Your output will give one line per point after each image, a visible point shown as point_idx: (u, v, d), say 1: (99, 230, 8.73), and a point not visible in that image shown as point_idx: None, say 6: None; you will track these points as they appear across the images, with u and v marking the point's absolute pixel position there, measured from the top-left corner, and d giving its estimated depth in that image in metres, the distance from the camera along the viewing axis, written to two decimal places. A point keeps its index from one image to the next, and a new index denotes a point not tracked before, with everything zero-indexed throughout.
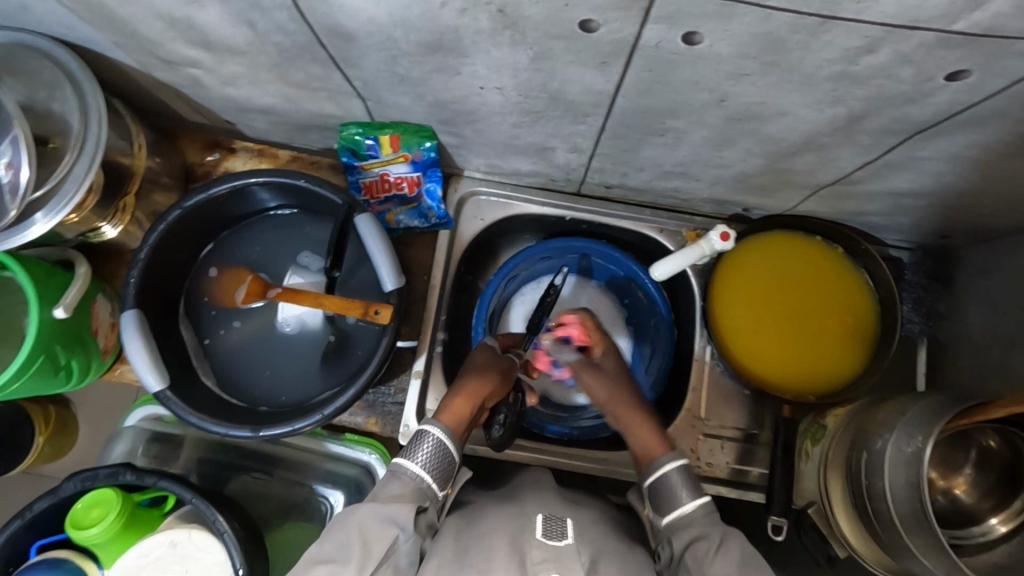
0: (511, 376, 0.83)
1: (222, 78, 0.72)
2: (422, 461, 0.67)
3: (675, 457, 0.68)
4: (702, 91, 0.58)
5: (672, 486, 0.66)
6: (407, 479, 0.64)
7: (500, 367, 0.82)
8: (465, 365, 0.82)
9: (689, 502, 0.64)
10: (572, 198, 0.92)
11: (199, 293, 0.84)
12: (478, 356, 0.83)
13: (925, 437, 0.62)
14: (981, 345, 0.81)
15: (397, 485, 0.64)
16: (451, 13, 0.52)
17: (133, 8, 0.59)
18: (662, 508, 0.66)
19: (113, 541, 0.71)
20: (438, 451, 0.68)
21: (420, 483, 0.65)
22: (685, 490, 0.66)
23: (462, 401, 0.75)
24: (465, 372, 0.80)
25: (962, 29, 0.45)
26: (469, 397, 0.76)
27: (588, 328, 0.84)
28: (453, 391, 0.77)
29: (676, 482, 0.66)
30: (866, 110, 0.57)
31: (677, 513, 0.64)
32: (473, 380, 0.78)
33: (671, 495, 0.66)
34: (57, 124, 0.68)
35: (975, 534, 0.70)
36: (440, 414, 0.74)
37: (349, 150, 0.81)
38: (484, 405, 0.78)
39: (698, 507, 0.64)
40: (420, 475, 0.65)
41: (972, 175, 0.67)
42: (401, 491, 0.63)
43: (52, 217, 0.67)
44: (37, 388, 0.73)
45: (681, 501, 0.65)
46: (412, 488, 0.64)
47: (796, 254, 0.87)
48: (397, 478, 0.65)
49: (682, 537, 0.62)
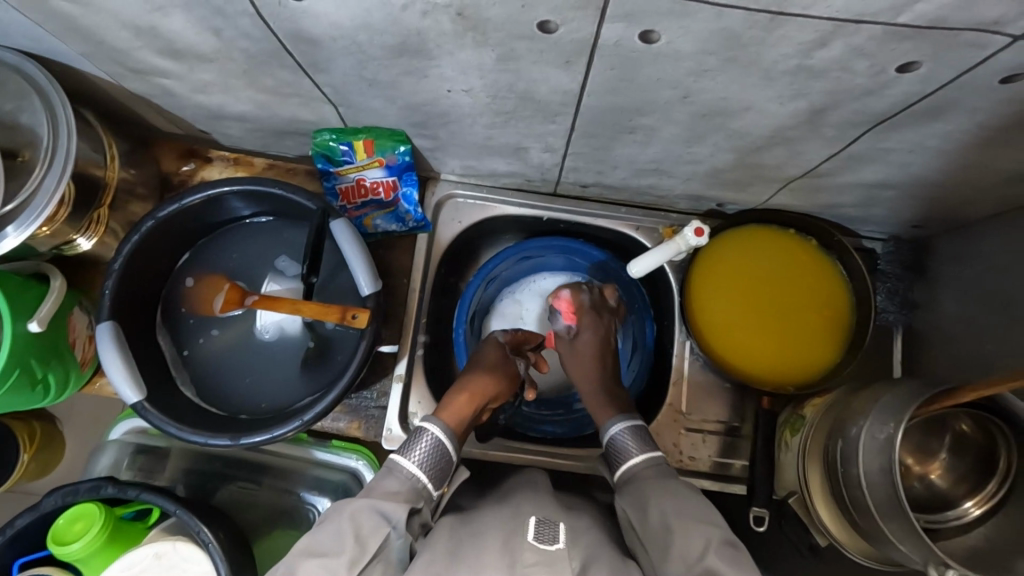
0: (517, 380, 0.86)
1: (193, 87, 0.72)
2: (418, 460, 0.67)
3: (630, 421, 0.75)
4: (666, 88, 0.59)
5: (623, 442, 0.72)
6: (404, 477, 0.65)
7: (505, 368, 0.84)
8: (475, 363, 0.84)
9: (638, 457, 0.70)
10: (550, 198, 0.92)
11: (177, 304, 0.84)
12: (485, 355, 0.85)
13: (896, 423, 0.64)
14: (953, 332, 0.83)
15: (392, 482, 0.64)
16: (413, 16, 0.52)
17: (98, 18, 0.59)
18: (616, 461, 0.72)
19: (97, 555, 0.71)
20: (434, 450, 0.68)
21: (416, 483, 0.65)
22: (634, 445, 0.71)
23: (464, 400, 0.76)
24: (473, 370, 0.82)
25: (908, 21, 0.46)
26: (472, 397, 0.77)
27: (580, 305, 0.88)
28: (456, 389, 0.78)
29: (624, 440, 0.72)
30: (827, 103, 0.58)
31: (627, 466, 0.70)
32: (479, 379, 0.80)
33: (623, 449, 0.72)
34: (26, 136, 0.68)
35: (950, 517, 0.71)
36: (442, 411, 0.75)
37: (324, 156, 0.81)
38: (485, 406, 0.80)
39: (645, 460, 0.69)
40: (416, 474, 0.66)
41: (935, 164, 0.68)
42: (397, 489, 0.63)
43: (24, 230, 0.67)
44: (15, 402, 0.73)
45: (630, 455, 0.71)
46: (408, 487, 0.64)
47: (772, 248, 0.88)
48: (393, 475, 0.65)
49: (631, 488, 0.67)
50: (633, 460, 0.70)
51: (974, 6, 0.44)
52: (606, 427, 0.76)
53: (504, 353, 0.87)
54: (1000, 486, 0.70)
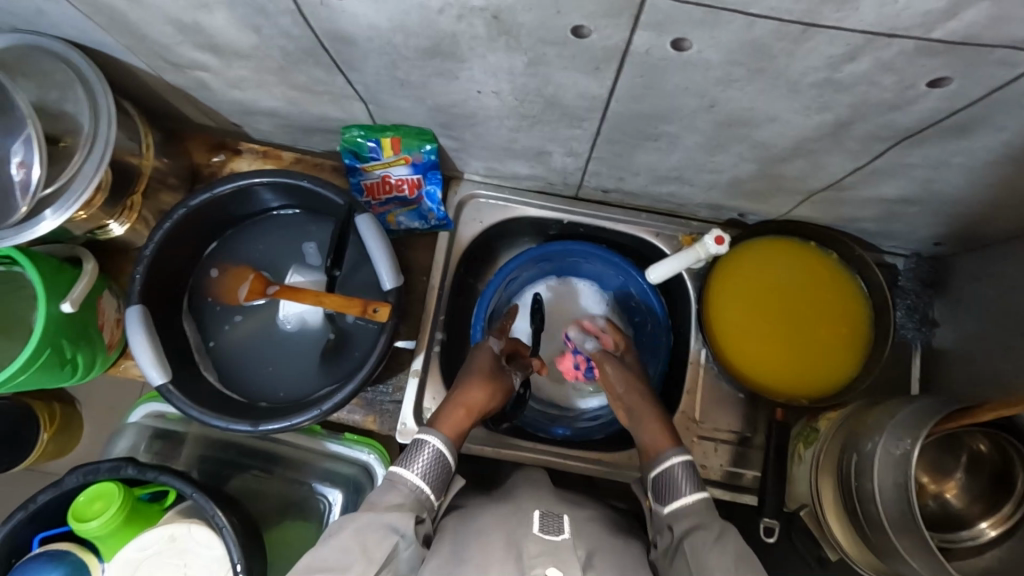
0: (509, 390, 0.85)
1: (228, 81, 0.73)
2: (419, 471, 0.68)
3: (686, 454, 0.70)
4: (693, 97, 0.60)
5: (677, 477, 0.68)
6: (406, 490, 0.65)
7: (501, 378, 0.83)
8: (471, 369, 0.82)
9: (692, 495, 0.66)
10: (571, 202, 0.93)
11: (202, 294, 0.86)
12: (481, 363, 0.83)
13: (913, 439, 0.63)
14: (973, 351, 0.82)
15: (394, 495, 0.65)
16: (447, 19, 0.54)
17: (143, 12, 0.61)
18: (665, 496, 0.67)
19: (114, 535, 0.73)
20: (435, 460, 0.69)
21: (419, 494, 0.66)
22: (687, 479, 0.67)
23: (460, 412, 0.77)
24: (469, 380, 0.81)
25: (939, 37, 0.46)
26: (468, 411, 0.77)
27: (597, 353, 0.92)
28: (452, 402, 0.78)
29: (681, 473, 0.68)
30: (853, 116, 0.59)
31: (680, 502, 0.66)
32: (476, 392, 0.79)
33: (675, 484, 0.67)
34: (68, 123, 0.70)
35: (965, 538, 0.70)
36: (438, 422, 0.75)
37: (351, 152, 0.82)
38: (480, 417, 0.80)
39: (700, 499, 0.65)
40: (419, 486, 0.67)
41: (959, 181, 0.68)
42: (401, 501, 0.64)
43: (62, 213, 0.69)
44: (44, 380, 0.75)
45: (683, 491, 0.67)
46: (412, 498, 0.65)
47: (795, 259, 0.88)
48: (394, 488, 0.66)
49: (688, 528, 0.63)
50: (686, 497, 0.66)
51: (1005, 25, 0.44)
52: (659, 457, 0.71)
53: (499, 361, 0.85)
54: (1016, 508, 0.69)
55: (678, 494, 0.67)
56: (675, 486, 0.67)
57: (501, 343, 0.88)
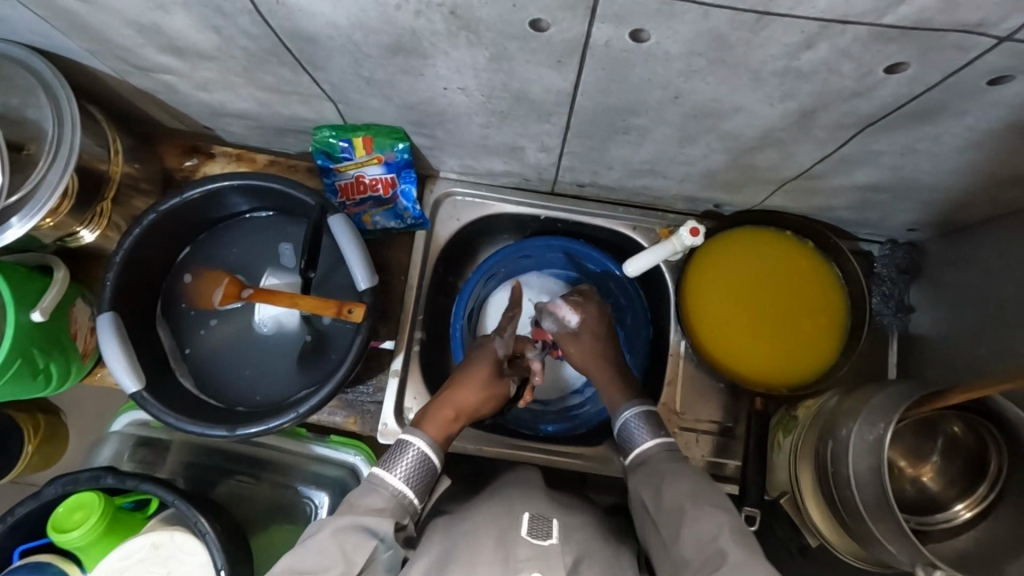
0: (505, 393, 0.85)
1: (195, 84, 0.73)
2: (401, 475, 0.67)
3: (642, 404, 0.77)
4: (658, 89, 0.60)
5: (634, 427, 0.75)
6: (388, 494, 0.65)
7: (498, 382, 0.84)
8: (466, 371, 0.82)
9: (651, 441, 0.73)
10: (547, 197, 0.93)
11: (177, 300, 0.85)
12: (483, 364, 0.84)
13: (886, 423, 0.64)
14: (950, 336, 0.83)
15: (376, 498, 0.65)
16: (407, 15, 0.53)
17: (102, 15, 0.60)
18: (628, 448, 0.75)
19: (95, 545, 0.72)
20: (418, 463, 0.69)
21: (401, 498, 0.66)
22: (645, 429, 0.74)
23: (448, 413, 0.77)
24: (461, 381, 0.81)
25: (893, 23, 0.46)
26: (455, 412, 0.77)
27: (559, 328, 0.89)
28: (441, 402, 0.78)
29: (636, 425, 0.75)
30: (816, 104, 0.59)
31: (641, 450, 0.73)
32: (466, 393, 0.79)
33: (634, 434, 0.75)
34: (32, 129, 0.70)
35: (940, 520, 0.71)
36: (424, 422, 0.75)
37: (324, 153, 0.82)
38: (470, 418, 0.80)
39: (657, 445, 0.72)
40: (401, 489, 0.67)
41: (927, 167, 0.69)
42: (382, 505, 0.64)
43: (28, 221, 0.68)
44: (16, 392, 0.74)
45: (642, 439, 0.74)
46: (394, 503, 0.65)
47: (771, 249, 0.88)
48: (375, 491, 0.66)
49: (644, 472, 0.70)
50: (646, 445, 0.73)
51: (955, 9, 0.44)
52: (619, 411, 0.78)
53: (501, 365, 0.85)
54: (991, 489, 0.69)
55: (639, 443, 0.74)
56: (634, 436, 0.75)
57: (505, 346, 0.87)
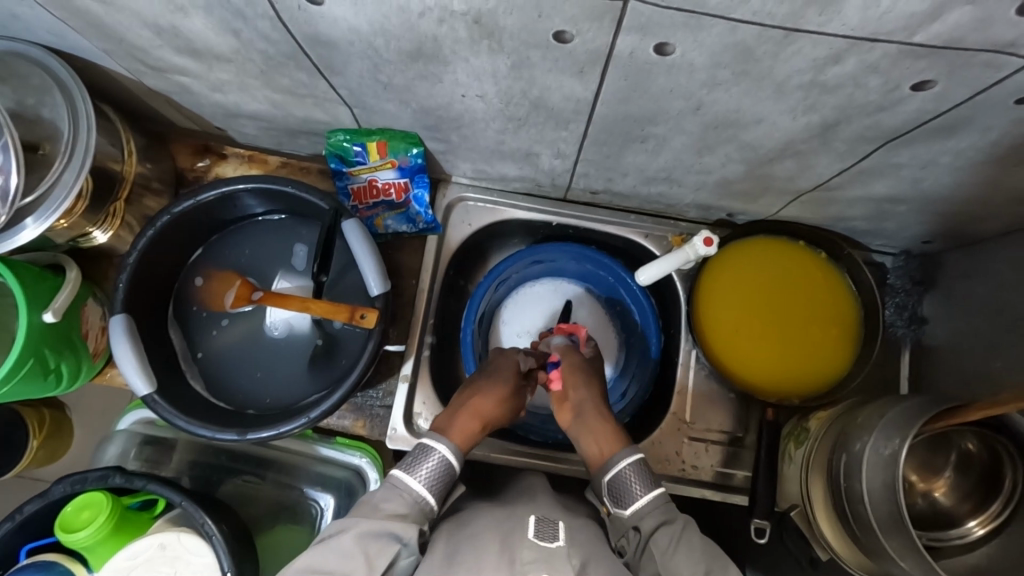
0: (521, 405, 0.83)
1: (211, 85, 0.73)
2: (423, 479, 0.66)
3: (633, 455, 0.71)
4: (679, 99, 0.59)
5: (629, 481, 0.69)
6: (411, 500, 0.64)
7: (518, 391, 0.83)
8: (489, 379, 0.81)
9: (644, 497, 0.68)
10: (558, 203, 0.93)
11: (188, 302, 0.85)
12: (505, 374, 0.82)
13: (902, 438, 0.63)
14: (962, 349, 0.82)
15: (398, 504, 0.64)
16: (429, 23, 0.53)
17: (121, 16, 0.60)
18: (621, 501, 0.69)
19: (104, 543, 0.72)
20: (440, 468, 0.68)
21: (422, 505, 0.65)
22: (641, 483, 0.69)
23: (474, 424, 0.75)
24: (485, 389, 0.79)
25: (924, 40, 0.46)
26: (479, 420, 0.76)
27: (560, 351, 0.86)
28: (465, 410, 0.76)
29: (631, 478, 0.69)
30: (839, 118, 0.58)
31: (636, 505, 0.67)
32: (489, 401, 0.78)
33: (627, 489, 0.69)
34: (47, 130, 0.70)
35: (953, 535, 0.71)
36: (448, 428, 0.74)
37: (337, 156, 0.82)
38: (489, 426, 0.78)
39: (652, 501, 0.67)
40: (423, 495, 0.65)
41: (947, 180, 0.68)
42: (405, 512, 0.63)
43: (42, 222, 0.68)
44: (28, 392, 0.74)
45: (635, 495, 0.68)
46: (415, 509, 0.64)
47: (784, 259, 0.88)
48: (398, 497, 0.65)
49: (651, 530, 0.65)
50: (638, 502, 0.67)
51: (989, 28, 0.44)
52: (609, 464, 0.71)
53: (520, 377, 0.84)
54: (1006, 506, 0.69)
55: (632, 498, 0.68)
56: (627, 489, 0.69)
57: (527, 362, 0.85)
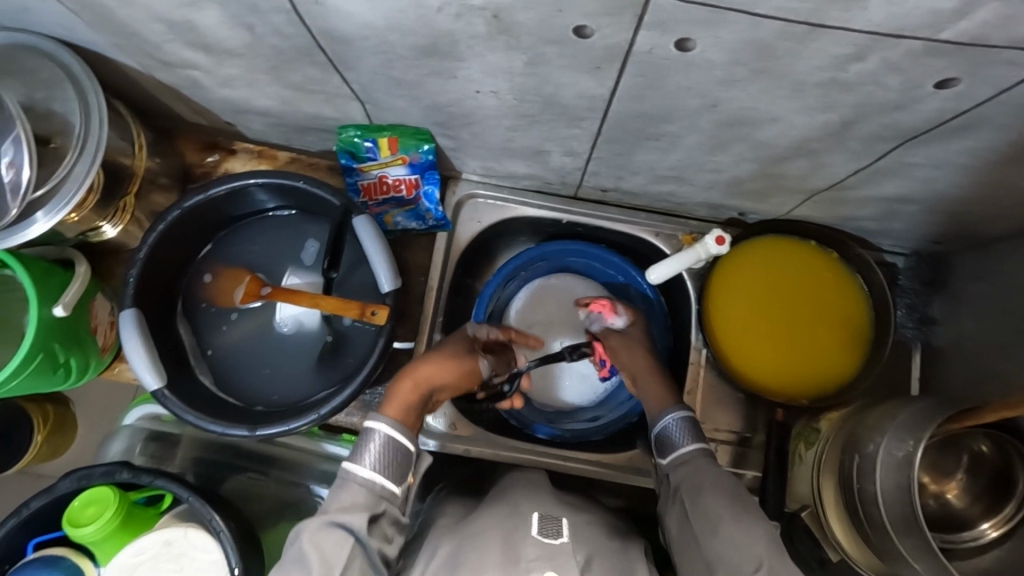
0: (477, 371, 0.77)
1: (221, 80, 0.72)
2: (371, 464, 0.63)
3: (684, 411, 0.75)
4: (695, 97, 0.59)
5: (675, 431, 0.73)
6: (359, 488, 0.62)
7: (469, 356, 0.77)
8: (434, 349, 0.76)
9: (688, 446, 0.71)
10: (568, 202, 0.92)
11: (197, 299, 0.85)
12: (449, 342, 0.77)
13: (916, 440, 0.63)
14: (971, 350, 0.82)
15: (347, 496, 0.61)
16: (446, 18, 0.53)
17: (133, 10, 0.60)
18: (666, 450, 0.73)
19: (110, 539, 0.71)
20: (387, 447, 0.64)
21: (375, 488, 0.62)
22: (687, 435, 0.72)
23: (409, 388, 0.69)
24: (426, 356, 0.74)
25: (949, 38, 0.46)
26: (417, 384, 0.70)
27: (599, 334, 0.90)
28: (401, 377, 0.71)
29: (677, 429, 0.73)
30: (857, 116, 0.58)
31: (678, 455, 0.71)
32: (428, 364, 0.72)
33: (675, 438, 0.73)
34: (58, 123, 0.69)
35: (967, 538, 0.70)
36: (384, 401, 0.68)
37: (348, 152, 0.81)
38: (435, 393, 0.72)
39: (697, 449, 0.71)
40: (372, 478, 0.62)
41: (961, 180, 0.68)
42: (354, 500, 0.61)
43: (53, 216, 0.68)
44: (36, 386, 0.74)
45: (679, 444, 0.72)
46: (366, 495, 0.62)
47: (795, 259, 0.88)
48: (347, 488, 0.62)
49: (683, 473, 0.69)
50: (683, 449, 0.71)
51: (1015, 25, 0.43)
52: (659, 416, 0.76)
53: (472, 345, 0.79)
54: (1018, 510, 0.69)
55: (676, 447, 0.72)
56: (672, 440, 0.73)
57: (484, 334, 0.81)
